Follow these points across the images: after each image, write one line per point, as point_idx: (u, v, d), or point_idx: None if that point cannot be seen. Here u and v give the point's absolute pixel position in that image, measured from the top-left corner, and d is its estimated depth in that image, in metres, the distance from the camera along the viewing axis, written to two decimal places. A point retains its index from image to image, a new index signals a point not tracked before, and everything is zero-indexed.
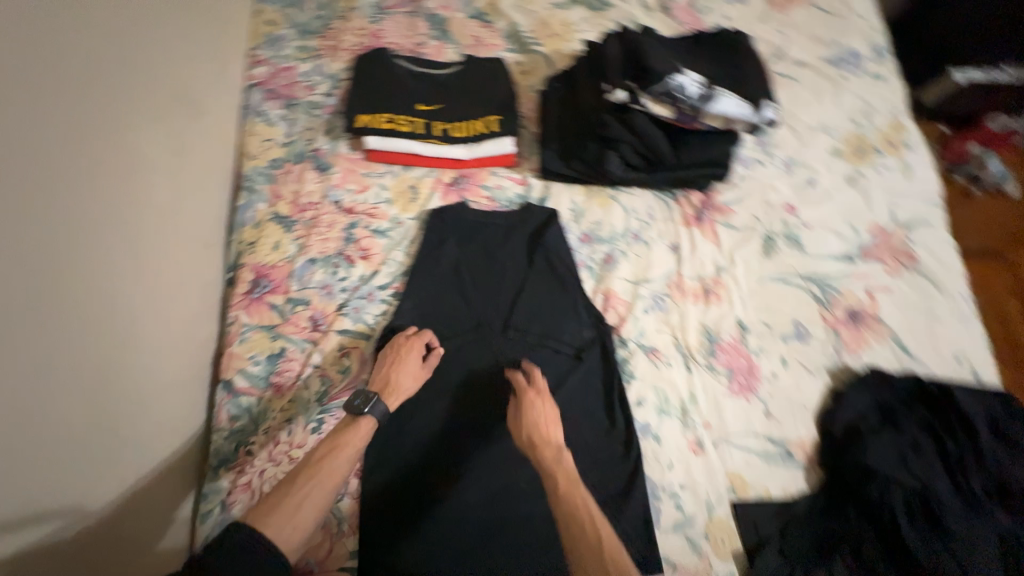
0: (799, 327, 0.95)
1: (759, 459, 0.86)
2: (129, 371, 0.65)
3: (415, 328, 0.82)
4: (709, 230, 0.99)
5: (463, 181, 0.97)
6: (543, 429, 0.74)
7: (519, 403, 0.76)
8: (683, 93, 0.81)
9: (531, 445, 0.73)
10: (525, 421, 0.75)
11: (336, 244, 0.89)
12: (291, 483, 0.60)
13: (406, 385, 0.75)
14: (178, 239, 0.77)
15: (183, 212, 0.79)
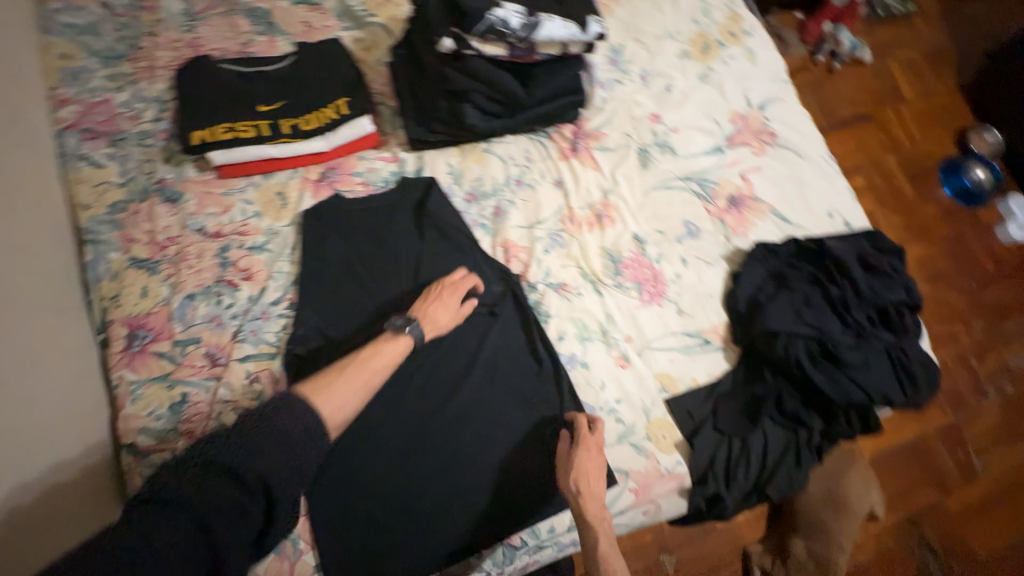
0: (689, 226, 1.00)
1: (680, 355, 0.91)
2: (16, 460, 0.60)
3: (462, 273, 0.88)
4: (587, 158, 1.01)
5: (332, 173, 0.93)
6: (591, 481, 0.76)
7: (579, 451, 0.77)
8: (508, 27, 0.83)
9: (578, 494, 0.75)
10: (579, 469, 0.76)
11: (212, 273, 0.83)
12: (341, 368, 0.73)
13: (440, 324, 0.83)
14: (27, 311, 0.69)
15: (24, 282, 0.70)
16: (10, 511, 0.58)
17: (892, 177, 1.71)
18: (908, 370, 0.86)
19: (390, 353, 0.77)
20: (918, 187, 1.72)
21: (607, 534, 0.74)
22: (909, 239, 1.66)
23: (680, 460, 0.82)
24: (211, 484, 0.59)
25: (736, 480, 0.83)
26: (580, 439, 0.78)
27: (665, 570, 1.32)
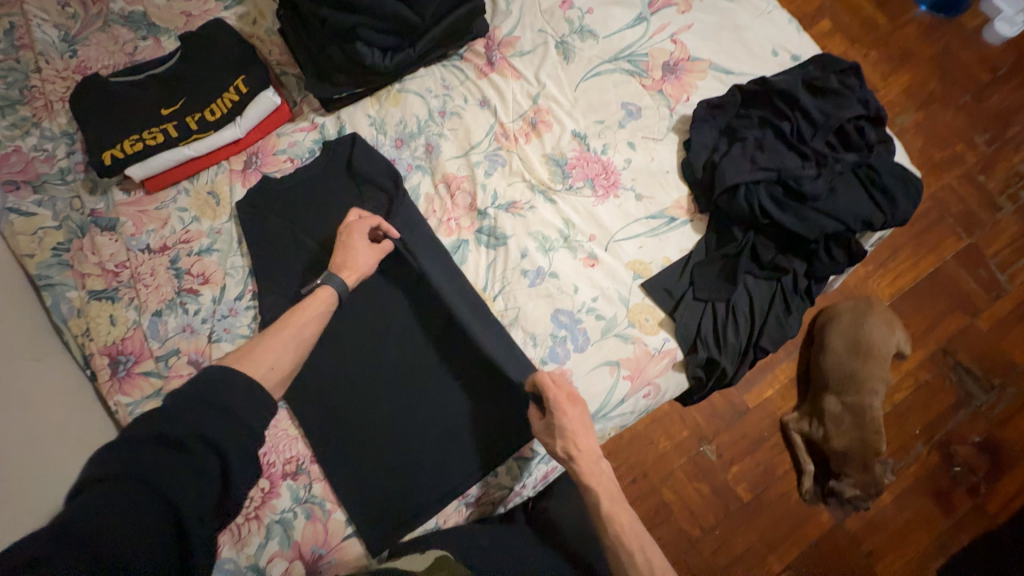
0: (628, 107, 0.95)
1: (648, 239, 0.89)
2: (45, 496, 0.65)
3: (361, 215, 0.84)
4: (506, 68, 0.96)
5: (256, 158, 0.91)
6: (577, 441, 0.73)
7: (554, 418, 0.73)
8: None
9: (569, 457, 0.73)
10: (559, 434, 0.73)
11: (170, 286, 0.84)
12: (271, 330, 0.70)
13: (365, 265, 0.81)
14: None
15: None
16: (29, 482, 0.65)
17: (858, 7, 1.58)
18: (882, 182, 0.83)
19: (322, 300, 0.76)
20: (886, 10, 1.58)
21: (606, 487, 0.73)
22: (888, 68, 1.54)
23: (667, 337, 0.83)
24: (151, 453, 0.50)
25: (727, 341, 0.83)
26: (552, 405, 0.73)
27: (708, 460, 1.34)
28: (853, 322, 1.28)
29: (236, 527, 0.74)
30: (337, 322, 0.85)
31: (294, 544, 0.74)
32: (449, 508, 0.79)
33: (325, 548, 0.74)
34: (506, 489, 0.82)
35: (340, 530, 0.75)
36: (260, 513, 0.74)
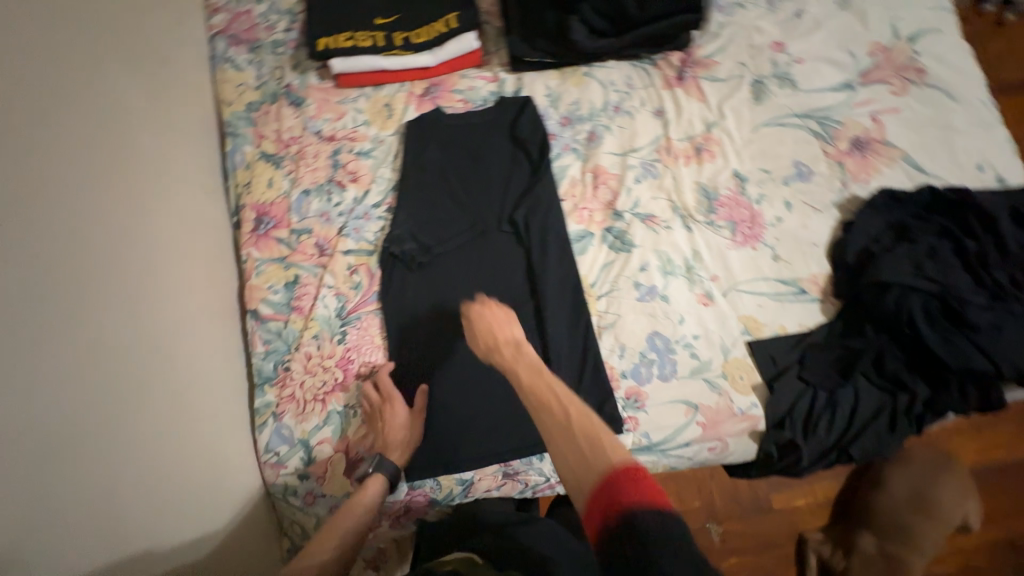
0: (799, 168, 0.91)
1: (771, 300, 0.86)
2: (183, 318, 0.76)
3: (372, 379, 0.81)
4: (692, 87, 0.95)
5: (435, 89, 0.96)
6: (496, 333, 0.73)
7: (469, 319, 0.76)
8: None
9: (488, 350, 0.72)
10: (477, 331, 0.74)
11: (325, 173, 0.91)
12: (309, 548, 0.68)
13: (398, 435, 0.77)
14: (178, 245, 0.80)
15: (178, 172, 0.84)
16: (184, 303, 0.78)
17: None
18: None
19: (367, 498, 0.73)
20: None
21: (528, 369, 0.66)
22: None
23: (755, 402, 0.80)
24: None
25: (814, 432, 0.79)
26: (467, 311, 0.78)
27: (710, 541, 1.27)
28: (924, 474, 1.16)
29: (303, 401, 0.81)
30: (449, 263, 0.88)
31: (345, 439, 0.80)
32: (489, 470, 0.80)
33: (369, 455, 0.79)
34: (543, 478, 0.82)
35: None
36: (328, 398, 0.81)
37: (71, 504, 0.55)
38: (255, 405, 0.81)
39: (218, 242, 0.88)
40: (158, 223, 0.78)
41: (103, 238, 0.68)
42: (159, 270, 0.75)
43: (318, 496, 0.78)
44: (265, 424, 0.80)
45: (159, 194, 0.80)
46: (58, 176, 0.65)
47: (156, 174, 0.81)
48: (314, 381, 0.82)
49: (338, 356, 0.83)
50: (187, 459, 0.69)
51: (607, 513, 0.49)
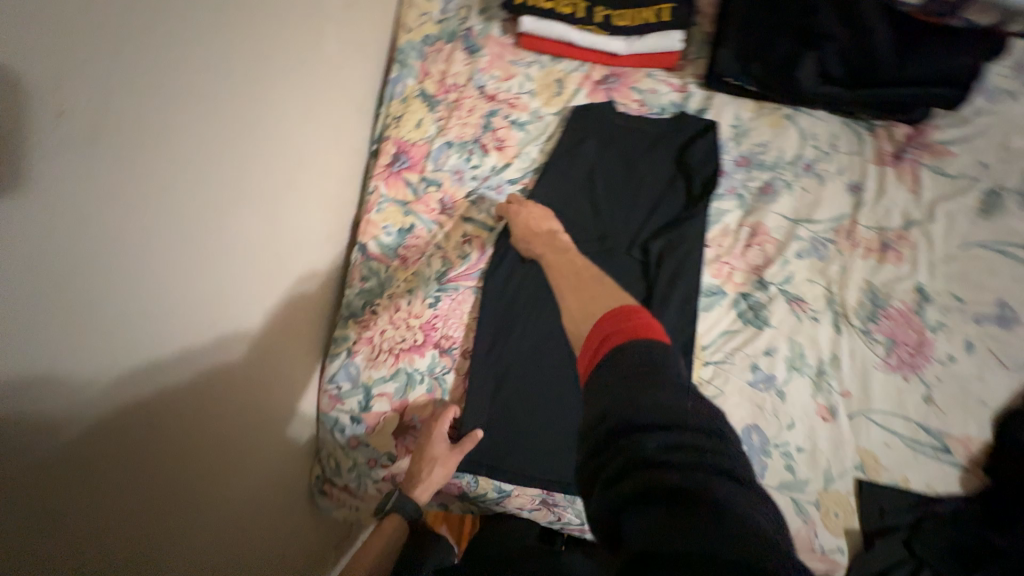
0: (1003, 310, 0.75)
1: (902, 444, 0.74)
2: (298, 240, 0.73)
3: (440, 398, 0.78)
4: (908, 173, 0.79)
5: (613, 80, 0.87)
6: (531, 222, 0.78)
7: (506, 214, 0.81)
8: None
9: (523, 236, 0.77)
10: (513, 222, 0.79)
11: (473, 131, 0.86)
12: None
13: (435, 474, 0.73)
14: (303, 177, 0.72)
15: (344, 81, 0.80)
16: (308, 220, 0.75)
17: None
18: None
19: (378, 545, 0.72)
20: None
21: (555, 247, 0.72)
22: None
23: (842, 548, 0.70)
24: None
25: None
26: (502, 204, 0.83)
27: None
28: None
29: (378, 349, 0.80)
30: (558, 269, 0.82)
31: (404, 401, 0.78)
32: (529, 491, 0.76)
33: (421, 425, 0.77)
34: (577, 520, 0.77)
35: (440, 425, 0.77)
36: (401, 357, 0.79)
37: (164, 527, 0.52)
38: (334, 334, 0.82)
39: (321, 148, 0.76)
40: (295, 157, 0.69)
41: (259, 151, 0.61)
42: (294, 196, 0.70)
43: (361, 442, 0.78)
44: (338, 356, 0.81)
45: (252, 121, 0.58)
46: (194, 149, 0.50)
47: (306, 94, 0.70)
48: (394, 334, 0.80)
49: (425, 319, 0.80)
50: (253, 418, 0.67)
51: (599, 343, 0.52)
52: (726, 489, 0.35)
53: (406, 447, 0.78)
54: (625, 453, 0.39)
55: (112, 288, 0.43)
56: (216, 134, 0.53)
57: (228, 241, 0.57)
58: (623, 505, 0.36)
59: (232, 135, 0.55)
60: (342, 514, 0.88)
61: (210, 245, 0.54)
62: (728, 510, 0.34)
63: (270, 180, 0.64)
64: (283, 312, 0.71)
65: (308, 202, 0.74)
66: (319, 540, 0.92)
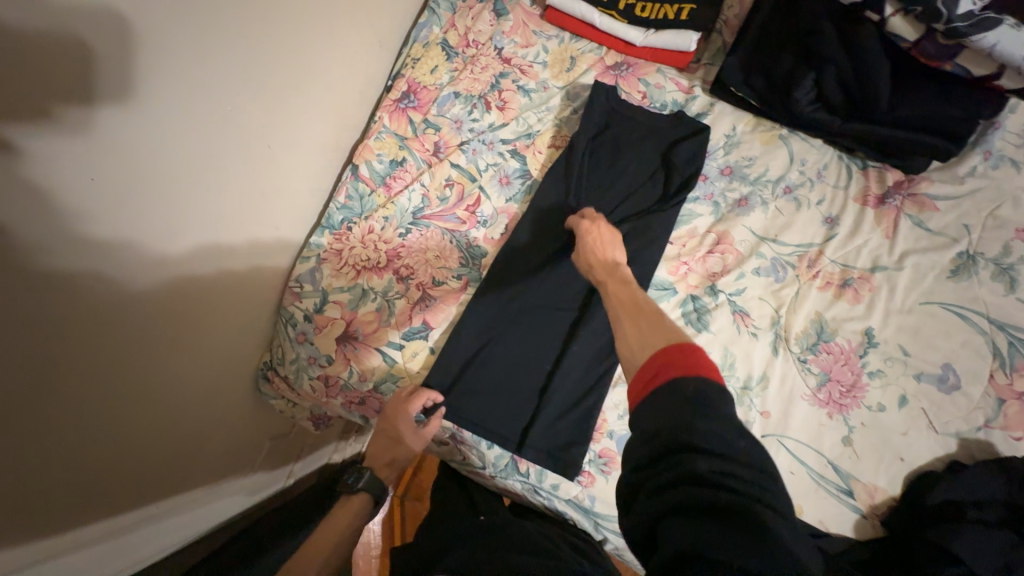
0: (946, 373, 0.74)
1: (807, 475, 0.73)
2: (290, 149, 0.79)
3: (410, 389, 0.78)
4: (887, 218, 0.79)
5: (624, 68, 0.90)
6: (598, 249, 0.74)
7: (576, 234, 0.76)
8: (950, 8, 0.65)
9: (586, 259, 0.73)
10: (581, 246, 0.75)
11: (481, 87, 0.91)
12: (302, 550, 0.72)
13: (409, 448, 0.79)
14: (304, 95, 0.77)
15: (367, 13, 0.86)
16: (305, 132, 0.81)
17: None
18: None
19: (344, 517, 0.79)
20: None
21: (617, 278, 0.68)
22: None
23: None
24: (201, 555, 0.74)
25: None
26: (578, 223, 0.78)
27: None
28: None
29: (343, 262, 0.86)
30: (519, 229, 0.85)
31: (353, 313, 0.84)
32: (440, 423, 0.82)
33: (362, 337, 0.83)
34: (480, 463, 0.82)
35: (378, 341, 0.82)
36: (362, 273, 0.85)
37: (129, 382, 0.61)
38: (310, 240, 0.89)
39: (302, 60, 0.74)
40: (298, 76, 0.75)
41: (258, 59, 0.66)
42: (290, 111, 0.76)
43: (307, 340, 0.85)
44: (307, 259, 0.87)
45: (185, 26, 0.53)
46: (196, 47, 0.56)
47: (318, 18, 0.75)
48: (361, 252, 0.86)
49: (391, 246, 0.86)
50: (219, 312, 0.74)
51: (656, 369, 0.48)
52: (772, 523, 0.36)
53: (343, 355, 0.83)
54: (676, 469, 0.39)
55: (113, 155, 0.49)
56: (140, 63, 0.50)
57: (169, 162, 0.57)
58: (675, 518, 0.37)
59: (207, 51, 0.57)
60: (280, 405, 0.96)
61: (144, 173, 0.54)
62: (769, 533, 0.35)
63: (236, 93, 0.64)
64: (260, 210, 0.76)
65: (307, 118, 0.80)
66: (259, 430, 1.01)
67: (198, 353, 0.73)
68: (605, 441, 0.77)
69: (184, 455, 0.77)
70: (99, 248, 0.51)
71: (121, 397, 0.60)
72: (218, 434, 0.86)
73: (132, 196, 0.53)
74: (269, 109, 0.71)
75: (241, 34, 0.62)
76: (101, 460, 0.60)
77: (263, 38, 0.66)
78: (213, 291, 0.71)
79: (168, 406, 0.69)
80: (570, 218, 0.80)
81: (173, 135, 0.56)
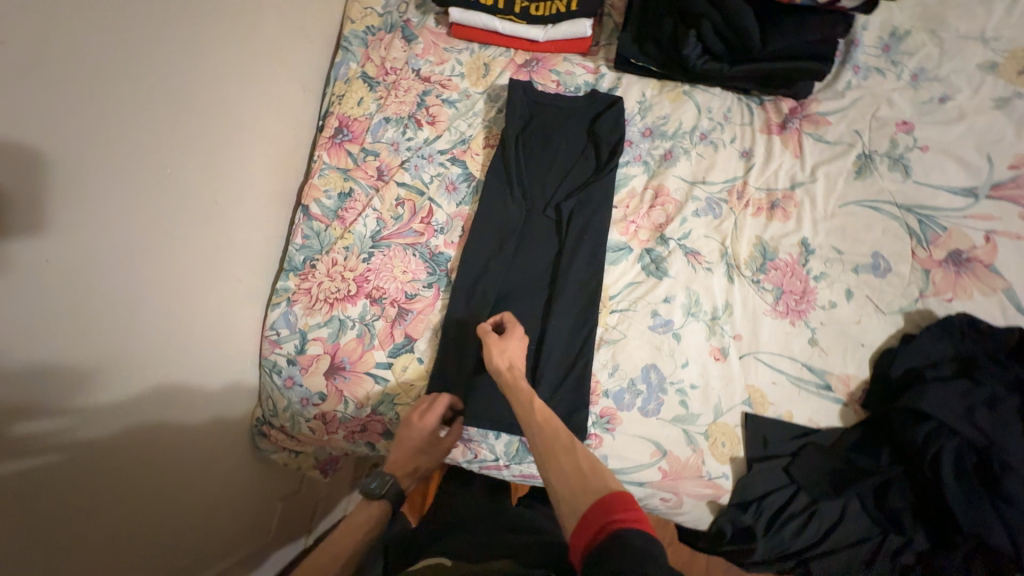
0: (878, 260, 0.82)
1: (788, 381, 0.80)
2: (228, 201, 0.80)
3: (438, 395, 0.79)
4: (792, 140, 0.88)
5: (534, 63, 0.98)
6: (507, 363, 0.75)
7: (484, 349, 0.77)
8: None
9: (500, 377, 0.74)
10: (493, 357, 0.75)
11: (409, 108, 0.96)
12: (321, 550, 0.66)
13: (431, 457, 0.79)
14: (232, 149, 0.80)
15: (281, 63, 0.90)
16: (243, 183, 0.83)
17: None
18: None
19: (358, 522, 0.71)
20: None
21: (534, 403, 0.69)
22: None
23: (727, 474, 0.76)
24: None
25: (778, 531, 0.74)
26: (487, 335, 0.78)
27: None
28: None
29: (315, 298, 0.88)
30: (474, 229, 0.89)
31: (335, 344, 0.85)
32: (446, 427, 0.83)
33: (349, 366, 0.84)
34: (492, 456, 0.83)
35: (366, 365, 0.84)
36: (335, 304, 0.87)
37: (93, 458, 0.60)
38: (276, 286, 0.90)
39: (222, 115, 0.77)
40: (221, 131, 0.77)
41: (175, 121, 0.68)
42: (222, 166, 0.78)
43: (296, 383, 0.85)
44: (279, 305, 0.88)
45: (108, 105, 0.58)
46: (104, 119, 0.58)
47: (231, 74, 0.78)
48: (330, 285, 0.88)
49: (358, 272, 0.88)
50: (186, 376, 0.74)
51: (595, 532, 0.51)
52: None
53: (335, 387, 0.84)
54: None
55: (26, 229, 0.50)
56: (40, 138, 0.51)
57: (116, 235, 0.61)
58: None
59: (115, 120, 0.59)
60: (282, 458, 0.95)
61: (92, 248, 0.58)
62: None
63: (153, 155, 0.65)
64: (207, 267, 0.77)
65: (241, 169, 0.82)
66: (267, 492, 0.98)
67: (190, 419, 0.75)
68: (603, 400, 0.80)
69: (196, 526, 0.79)
70: (54, 323, 0.54)
71: (110, 477, 0.62)
72: (223, 500, 0.85)
73: (82, 270, 0.57)
74: (198, 165, 0.73)
75: (161, 98, 0.65)
76: (91, 543, 0.61)
77: (177, 100, 0.68)
78: (185, 350, 0.74)
79: (167, 480, 0.72)
80: (499, 317, 0.82)
81: (117, 209, 0.60)
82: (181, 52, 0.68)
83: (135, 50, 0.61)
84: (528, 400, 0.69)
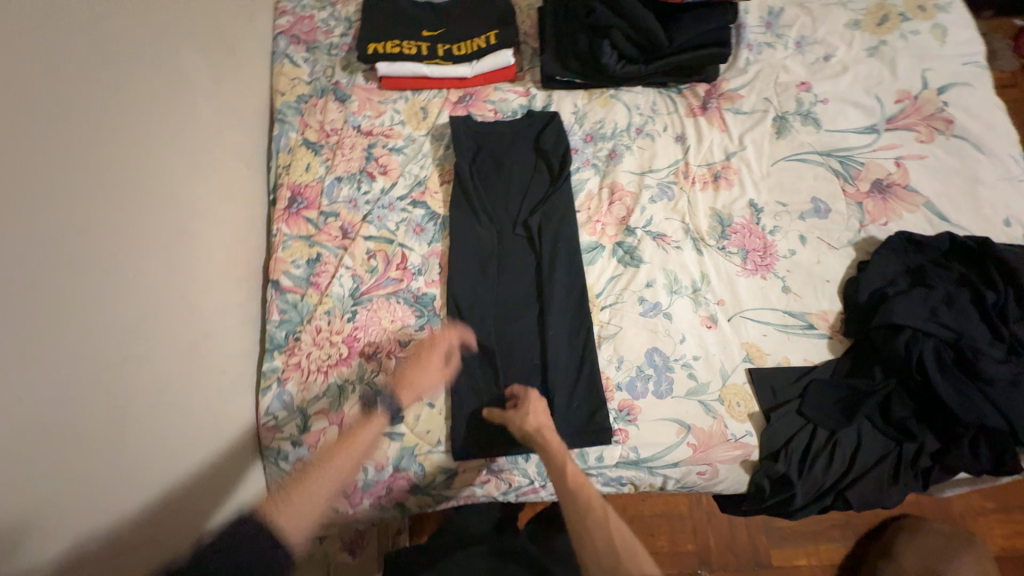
0: (817, 204, 0.91)
1: (776, 330, 0.85)
2: (190, 293, 0.76)
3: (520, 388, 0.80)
4: (716, 118, 0.97)
5: (469, 98, 1.03)
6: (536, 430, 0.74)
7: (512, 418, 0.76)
8: None
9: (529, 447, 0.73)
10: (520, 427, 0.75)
11: (358, 163, 0.97)
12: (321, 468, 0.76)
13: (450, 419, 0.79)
14: (182, 238, 0.76)
15: (219, 146, 0.88)
16: (202, 269, 0.80)
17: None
18: None
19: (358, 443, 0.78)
20: None
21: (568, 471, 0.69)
22: None
23: (750, 431, 0.79)
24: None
25: (810, 471, 0.77)
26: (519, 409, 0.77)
27: None
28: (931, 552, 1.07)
29: (307, 371, 0.85)
30: (451, 262, 0.91)
31: (340, 412, 0.82)
32: (474, 464, 0.81)
33: (360, 430, 0.81)
34: (526, 480, 0.82)
35: (377, 424, 0.81)
36: (330, 371, 0.84)
37: None
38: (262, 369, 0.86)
39: (164, 206, 0.74)
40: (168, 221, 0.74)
41: (113, 223, 0.64)
42: (178, 257, 0.75)
43: (306, 464, 0.81)
44: (269, 388, 0.84)
45: (37, 226, 0.55)
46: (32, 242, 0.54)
47: (167, 164, 0.76)
48: (320, 354, 0.85)
49: (346, 333, 0.86)
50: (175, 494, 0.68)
51: None
52: None
53: None
54: None
55: None
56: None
57: (78, 356, 0.57)
58: None
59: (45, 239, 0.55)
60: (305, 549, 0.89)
61: (63, 376, 0.55)
62: None
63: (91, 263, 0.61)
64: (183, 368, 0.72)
65: (197, 256, 0.79)
66: None
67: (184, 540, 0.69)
68: (617, 394, 0.82)
69: None
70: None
71: None
72: None
73: (41, 406, 0.52)
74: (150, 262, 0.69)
75: (93, 206, 0.62)
76: None
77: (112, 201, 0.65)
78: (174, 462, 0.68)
79: None
80: (511, 392, 0.81)
81: (65, 331, 0.56)
82: (107, 156, 0.65)
83: (55, 165, 0.58)
84: (562, 473, 0.68)
